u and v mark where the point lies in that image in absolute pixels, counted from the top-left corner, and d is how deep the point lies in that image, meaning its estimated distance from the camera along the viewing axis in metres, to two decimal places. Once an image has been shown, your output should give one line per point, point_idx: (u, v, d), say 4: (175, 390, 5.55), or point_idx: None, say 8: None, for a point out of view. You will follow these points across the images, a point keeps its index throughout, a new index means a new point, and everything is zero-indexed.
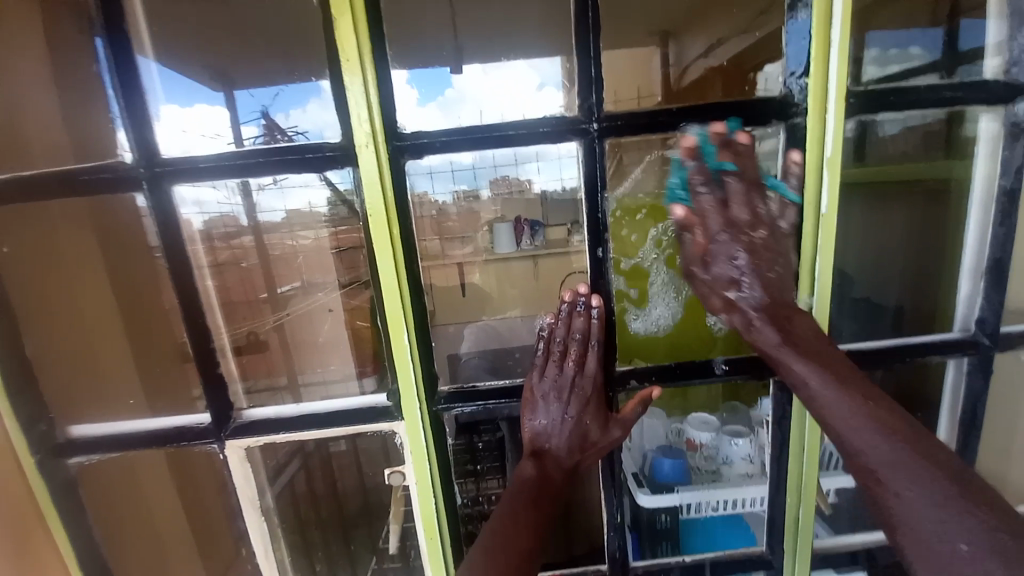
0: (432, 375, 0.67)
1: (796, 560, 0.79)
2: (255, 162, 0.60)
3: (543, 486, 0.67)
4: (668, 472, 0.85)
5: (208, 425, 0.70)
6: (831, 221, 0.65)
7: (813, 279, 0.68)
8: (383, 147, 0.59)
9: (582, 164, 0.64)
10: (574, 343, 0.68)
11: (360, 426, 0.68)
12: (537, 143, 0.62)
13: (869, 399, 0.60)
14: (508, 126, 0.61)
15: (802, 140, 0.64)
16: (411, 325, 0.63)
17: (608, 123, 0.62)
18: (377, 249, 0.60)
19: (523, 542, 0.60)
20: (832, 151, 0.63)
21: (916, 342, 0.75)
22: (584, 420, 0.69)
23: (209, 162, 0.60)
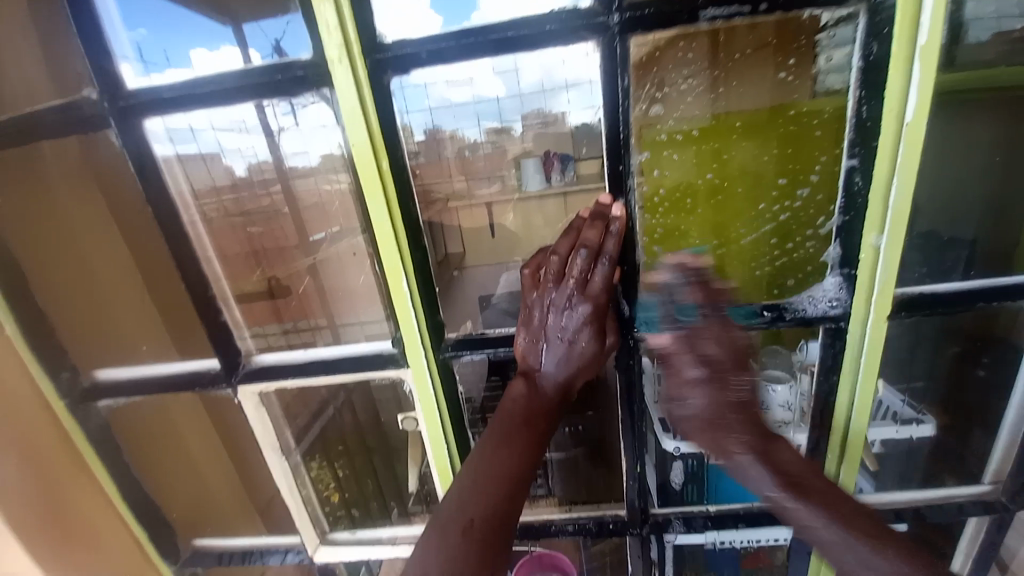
0: (439, 322, 0.64)
1: None
2: (228, 89, 0.56)
3: (535, 399, 0.63)
4: None
5: (218, 370, 0.72)
6: (918, 131, 0.53)
7: (886, 208, 0.56)
8: (360, 60, 0.52)
9: (601, 71, 0.54)
10: (576, 256, 0.59)
11: (367, 374, 0.67)
12: (541, 46, 0.53)
13: (875, 537, 0.54)
14: (508, 27, 0.52)
15: (888, 26, 0.50)
16: (410, 270, 0.59)
17: (630, 14, 0.52)
18: (365, 185, 0.55)
19: (519, 456, 0.59)
20: (927, 37, 0.50)
21: (1007, 284, 0.63)
22: (579, 341, 0.61)
23: (171, 91, 0.57)
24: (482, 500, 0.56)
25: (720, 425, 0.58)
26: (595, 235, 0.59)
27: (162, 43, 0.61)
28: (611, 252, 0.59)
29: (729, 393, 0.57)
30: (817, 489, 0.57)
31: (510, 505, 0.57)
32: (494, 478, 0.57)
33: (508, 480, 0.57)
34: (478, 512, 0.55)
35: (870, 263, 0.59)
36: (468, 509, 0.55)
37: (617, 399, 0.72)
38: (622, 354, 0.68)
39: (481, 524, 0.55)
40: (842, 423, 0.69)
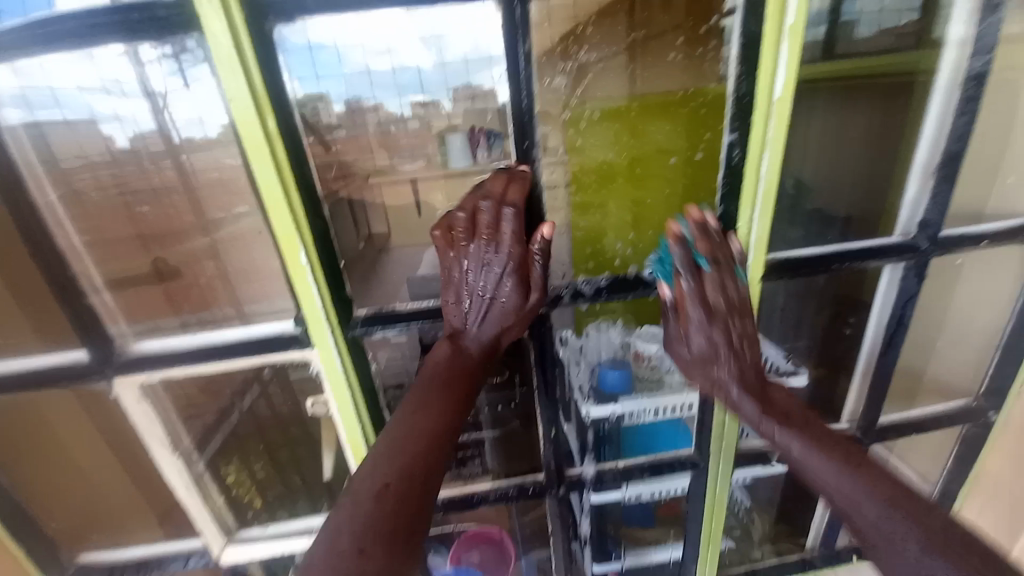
0: (345, 298, 0.61)
1: (721, 461, 0.83)
2: (71, 30, 0.49)
3: (456, 362, 0.63)
4: (612, 384, 0.87)
5: (86, 362, 0.63)
6: (785, 107, 0.58)
7: (759, 178, 0.62)
8: (234, 4, 0.46)
9: (502, 39, 0.55)
10: (484, 211, 0.59)
11: (268, 357, 0.63)
12: (438, 10, 0.53)
13: (852, 461, 0.63)
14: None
15: (761, 7, 0.55)
16: (309, 243, 0.55)
17: None
18: (248, 147, 0.50)
19: (439, 419, 0.60)
20: (794, 18, 0.54)
21: (859, 248, 0.71)
22: (498, 296, 0.62)
23: (7, 32, 0.49)
24: (398, 462, 0.56)
25: (713, 359, 0.67)
26: (496, 185, 0.61)
27: None
28: (516, 200, 0.59)
29: (733, 333, 0.65)
30: (810, 426, 0.67)
31: (429, 464, 0.57)
32: (412, 441, 0.57)
33: (427, 443, 0.58)
34: (393, 473, 0.55)
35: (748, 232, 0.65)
36: (382, 472, 0.55)
37: (531, 368, 0.75)
38: (532, 325, 0.70)
39: (398, 488, 0.54)
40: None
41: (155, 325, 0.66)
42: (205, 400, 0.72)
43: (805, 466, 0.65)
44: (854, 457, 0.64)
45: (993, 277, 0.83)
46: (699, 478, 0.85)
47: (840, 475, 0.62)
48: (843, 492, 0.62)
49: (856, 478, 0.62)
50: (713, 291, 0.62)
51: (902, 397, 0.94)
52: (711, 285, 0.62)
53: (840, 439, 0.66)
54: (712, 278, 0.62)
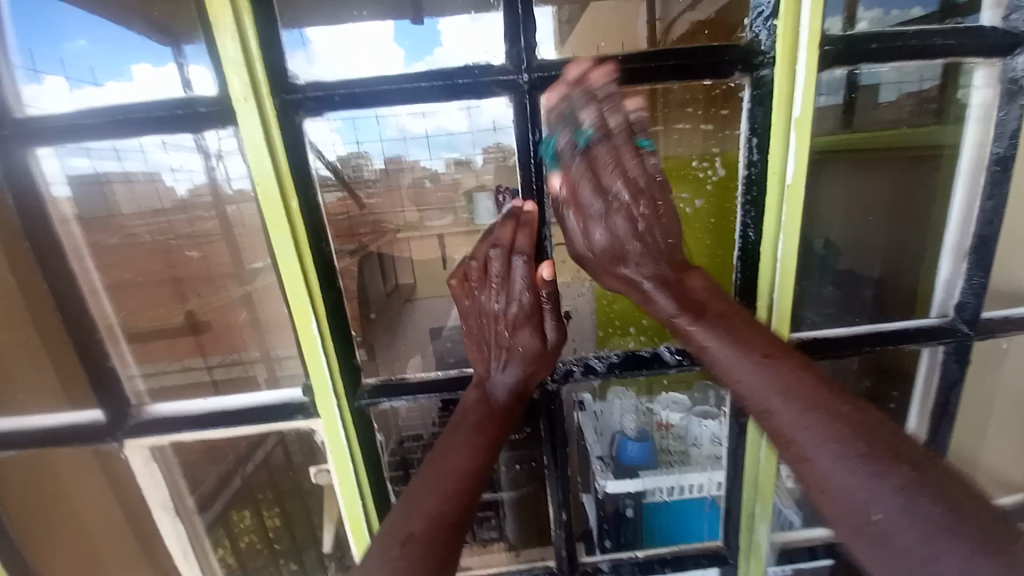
0: (355, 367, 0.61)
1: (751, 554, 0.76)
2: (121, 122, 0.54)
3: (485, 404, 0.61)
4: (634, 456, 0.80)
5: (102, 421, 0.66)
6: (798, 192, 0.58)
7: (776, 260, 0.61)
8: (268, 101, 0.51)
9: (513, 125, 0.57)
10: (495, 259, 0.57)
11: (274, 424, 0.63)
12: (455, 98, 0.55)
13: (770, 356, 0.54)
14: (423, 78, 0.54)
15: (768, 98, 0.56)
16: (320, 315, 0.57)
17: (540, 73, 0.55)
18: (270, 226, 0.53)
19: (465, 462, 0.57)
20: (801, 111, 0.55)
21: (891, 329, 0.70)
22: (517, 346, 0.61)
23: (61, 121, 0.54)
24: (425, 509, 0.53)
25: (624, 253, 0.57)
26: (506, 235, 0.58)
27: (88, 60, 0.57)
28: (523, 248, 0.57)
29: (660, 207, 0.55)
30: (726, 317, 0.56)
31: (456, 516, 0.54)
32: (437, 489, 0.54)
33: (454, 490, 0.55)
34: (420, 522, 0.52)
35: (767, 312, 0.63)
36: (410, 520, 0.52)
37: (542, 444, 0.71)
38: (542, 399, 0.68)
39: (424, 536, 0.51)
40: (754, 463, 0.71)
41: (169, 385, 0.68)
42: (210, 462, 0.72)
43: (727, 372, 0.55)
44: (773, 358, 0.53)
45: None
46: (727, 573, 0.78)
47: (756, 380, 0.53)
48: (756, 394, 0.52)
49: (817, 411, 0.50)
50: (631, 164, 0.52)
51: None
52: (609, 151, 0.52)
53: (768, 338, 0.56)
54: (605, 149, 0.52)
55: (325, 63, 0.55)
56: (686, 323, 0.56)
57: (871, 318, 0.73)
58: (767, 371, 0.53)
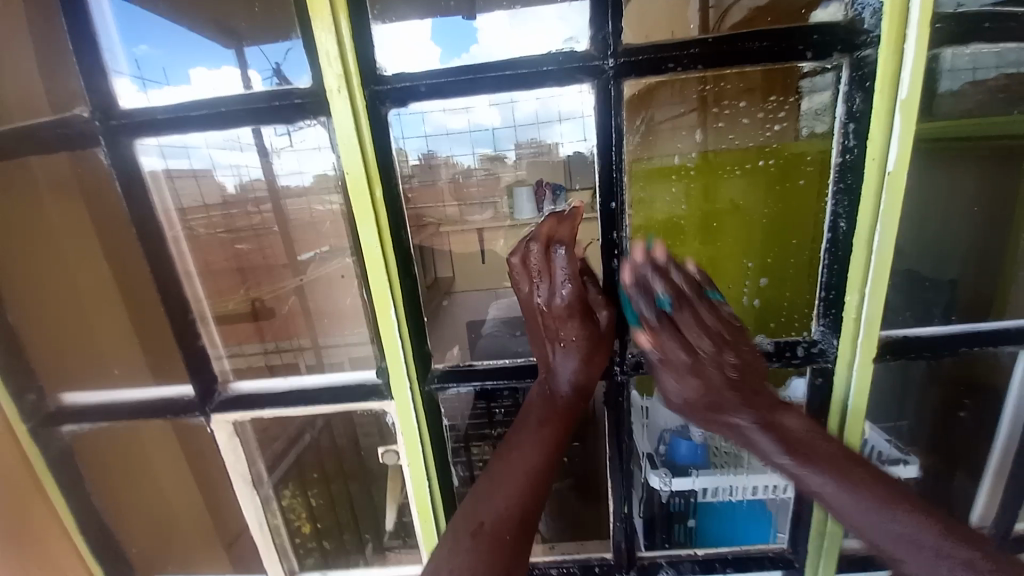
0: (426, 353, 0.63)
1: (820, 561, 0.73)
2: (217, 113, 0.57)
3: (547, 401, 0.62)
4: (685, 454, 0.79)
5: (190, 396, 0.70)
6: (899, 180, 0.54)
7: (871, 253, 0.57)
8: (358, 91, 0.53)
9: (595, 109, 0.56)
10: (533, 254, 0.59)
11: (349, 405, 0.66)
12: (540, 85, 0.55)
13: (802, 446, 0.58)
14: (506, 66, 0.54)
15: (870, 80, 0.53)
16: (399, 300, 0.58)
17: (626, 58, 0.54)
18: (357, 213, 0.55)
19: (532, 456, 0.58)
20: (908, 92, 0.52)
21: (989, 329, 0.65)
22: (567, 338, 0.60)
23: (165, 112, 0.57)
24: (497, 502, 0.54)
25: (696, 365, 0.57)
26: (546, 231, 0.59)
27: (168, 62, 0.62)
28: (564, 240, 0.58)
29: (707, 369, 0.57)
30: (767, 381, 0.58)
31: (523, 509, 0.55)
32: (512, 482, 0.56)
33: (528, 483, 0.56)
34: (491, 514, 0.54)
35: (856, 309, 0.60)
36: (483, 510, 0.54)
37: (605, 436, 0.71)
38: (609, 392, 0.68)
39: (492, 528, 0.53)
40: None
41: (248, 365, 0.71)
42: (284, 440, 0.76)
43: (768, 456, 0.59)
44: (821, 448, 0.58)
45: None
46: None
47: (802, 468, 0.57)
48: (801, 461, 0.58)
49: (852, 496, 0.55)
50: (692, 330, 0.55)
51: None
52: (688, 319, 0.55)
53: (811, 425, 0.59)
54: (689, 316, 0.55)
55: (398, 52, 0.56)
56: (752, 420, 0.58)
57: (961, 320, 0.68)
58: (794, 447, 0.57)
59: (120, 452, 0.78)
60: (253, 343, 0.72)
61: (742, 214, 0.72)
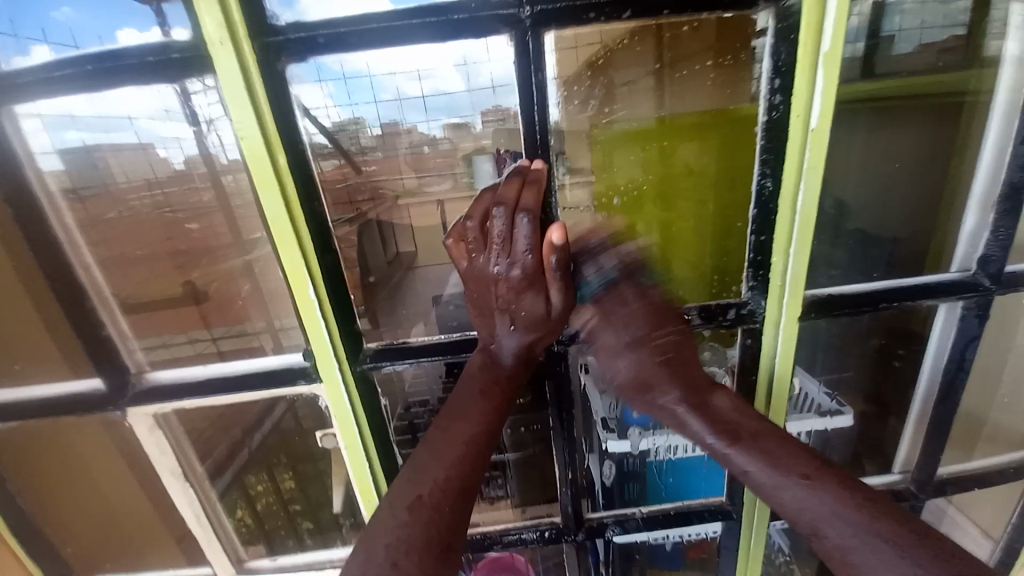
0: (356, 331, 0.60)
1: (755, 511, 0.77)
2: (87, 71, 0.50)
3: (487, 369, 0.60)
4: (638, 416, 0.77)
5: (103, 392, 0.65)
6: (821, 137, 0.54)
7: (795, 212, 0.58)
8: (246, 45, 0.47)
9: (515, 66, 0.53)
10: (500, 220, 0.53)
11: (276, 390, 0.63)
12: (452, 41, 0.51)
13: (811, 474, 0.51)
14: (418, 14, 0.49)
15: (795, 32, 0.51)
16: (317, 278, 0.55)
17: (542, 7, 0.50)
18: (258, 183, 0.50)
19: (475, 424, 0.57)
20: (830, 45, 0.50)
21: (910, 285, 0.66)
22: (519, 312, 0.57)
23: (34, 76, 0.51)
24: (434, 475, 0.53)
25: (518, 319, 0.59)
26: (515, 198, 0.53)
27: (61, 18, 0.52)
28: (529, 207, 0.52)
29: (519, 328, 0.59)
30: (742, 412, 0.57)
31: (464, 478, 0.54)
32: (453, 450, 0.55)
33: (469, 452, 0.55)
34: (428, 487, 0.52)
35: (781, 273, 0.61)
36: (419, 484, 0.52)
37: (547, 406, 0.72)
38: (548, 363, 0.67)
39: (432, 500, 0.52)
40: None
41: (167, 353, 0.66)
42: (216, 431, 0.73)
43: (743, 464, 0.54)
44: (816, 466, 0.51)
45: None
46: (731, 528, 0.79)
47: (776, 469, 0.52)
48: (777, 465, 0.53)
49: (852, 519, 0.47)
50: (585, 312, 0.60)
51: (963, 444, 0.87)
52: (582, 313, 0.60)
53: (785, 440, 0.54)
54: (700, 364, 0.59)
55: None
56: (726, 445, 0.55)
57: (892, 274, 0.69)
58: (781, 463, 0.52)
59: (30, 458, 0.72)
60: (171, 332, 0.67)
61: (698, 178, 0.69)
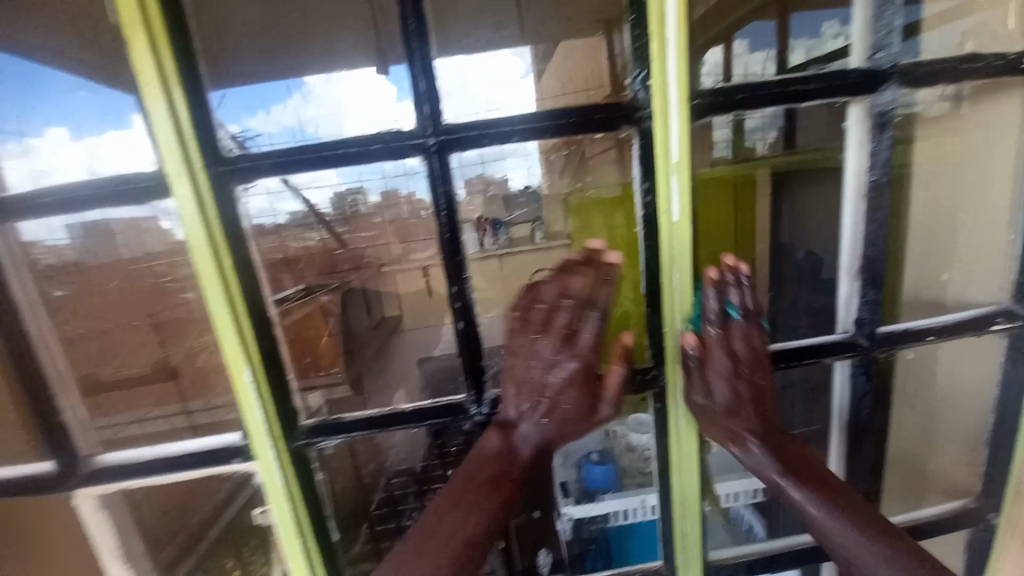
0: (292, 410, 0.66)
1: (686, 563, 0.82)
2: (71, 199, 0.60)
3: (503, 466, 0.66)
4: (598, 480, 0.88)
5: (52, 475, 0.69)
6: (683, 230, 0.64)
7: (671, 291, 0.68)
8: (200, 172, 0.57)
9: (427, 180, 0.63)
10: (456, 316, 0.64)
11: (206, 469, 0.68)
12: (375, 160, 0.61)
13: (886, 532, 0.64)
14: (338, 145, 0.60)
15: (654, 147, 0.63)
16: (256, 368, 0.61)
17: (446, 136, 0.61)
18: (205, 286, 0.58)
19: (462, 526, 0.62)
20: (679, 158, 0.62)
21: (800, 347, 0.74)
22: (541, 400, 0.67)
23: (22, 199, 0.60)
24: (423, 561, 0.59)
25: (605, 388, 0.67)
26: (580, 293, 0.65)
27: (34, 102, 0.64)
28: (600, 305, 0.64)
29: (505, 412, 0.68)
30: (830, 484, 0.68)
31: (450, 566, 0.60)
32: (445, 542, 0.61)
33: (463, 544, 0.61)
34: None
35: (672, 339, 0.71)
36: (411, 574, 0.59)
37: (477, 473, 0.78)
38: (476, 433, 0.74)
39: None
40: (681, 487, 0.76)
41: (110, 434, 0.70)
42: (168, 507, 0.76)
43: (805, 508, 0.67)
44: (847, 501, 0.67)
45: (959, 363, 0.85)
46: None
47: (846, 528, 0.64)
48: (840, 525, 0.65)
49: (895, 559, 0.62)
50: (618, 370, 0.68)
51: (904, 492, 0.93)
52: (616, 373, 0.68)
53: (836, 487, 0.68)
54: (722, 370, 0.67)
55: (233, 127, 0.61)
56: (752, 445, 0.69)
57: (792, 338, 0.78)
58: (847, 520, 0.65)
59: None
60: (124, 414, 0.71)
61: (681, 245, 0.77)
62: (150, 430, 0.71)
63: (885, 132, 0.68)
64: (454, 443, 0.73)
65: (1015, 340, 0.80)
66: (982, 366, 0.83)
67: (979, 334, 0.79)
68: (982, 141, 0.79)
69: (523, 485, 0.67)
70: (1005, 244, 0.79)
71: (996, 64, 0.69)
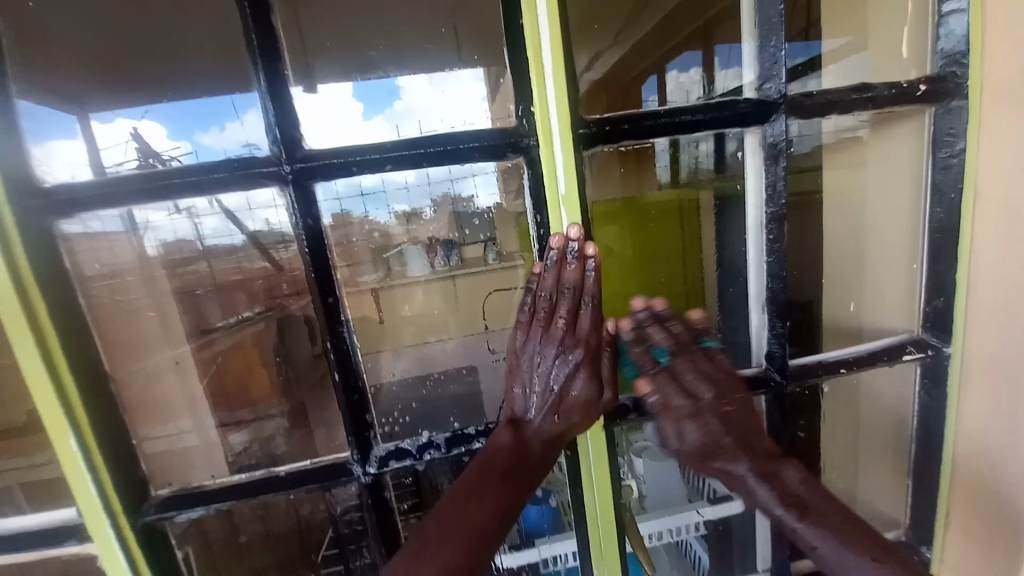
0: (139, 481, 0.68)
1: None
2: None
3: (516, 457, 0.68)
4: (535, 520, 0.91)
5: None
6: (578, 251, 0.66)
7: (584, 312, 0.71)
8: (8, 213, 0.56)
9: (290, 206, 0.63)
10: (543, 302, 0.66)
11: (58, 544, 0.67)
12: (228, 191, 0.61)
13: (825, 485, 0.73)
14: (173, 176, 0.60)
15: (540, 176, 0.65)
16: (81, 431, 0.62)
17: (302, 164, 0.61)
18: (14, 340, 0.57)
19: (489, 517, 0.65)
20: (565, 190, 0.64)
21: None
22: (574, 389, 0.69)
23: None
24: None
25: (562, 398, 0.69)
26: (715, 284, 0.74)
27: None
28: (591, 292, 0.66)
29: (556, 399, 0.69)
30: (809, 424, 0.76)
31: None
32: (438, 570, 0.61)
33: (456, 562, 0.62)
34: None
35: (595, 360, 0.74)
36: None
37: (373, 531, 0.75)
38: (371, 487, 0.73)
39: None
40: (597, 538, 0.77)
41: (10, 487, 0.70)
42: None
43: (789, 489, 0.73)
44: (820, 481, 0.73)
45: (883, 389, 0.87)
46: None
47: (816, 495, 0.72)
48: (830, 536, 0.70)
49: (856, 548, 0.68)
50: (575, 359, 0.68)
51: None
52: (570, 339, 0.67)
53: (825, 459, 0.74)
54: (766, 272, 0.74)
55: (63, 160, 0.62)
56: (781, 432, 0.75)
57: None
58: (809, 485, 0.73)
59: None
60: (8, 477, 0.71)
61: (618, 258, 0.85)
62: (37, 488, 0.69)
63: (779, 160, 0.70)
64: (342, 500, 0.75)
65: (929, 368, 0.81)
66: (902, 392, 0.86)
67: (891, 363, 0.80)
68: (888, 172, 0.82)
69: (542, 474, 0.70)
70: (910, 271, 0.81)
71: (886, 95, 0.70)
